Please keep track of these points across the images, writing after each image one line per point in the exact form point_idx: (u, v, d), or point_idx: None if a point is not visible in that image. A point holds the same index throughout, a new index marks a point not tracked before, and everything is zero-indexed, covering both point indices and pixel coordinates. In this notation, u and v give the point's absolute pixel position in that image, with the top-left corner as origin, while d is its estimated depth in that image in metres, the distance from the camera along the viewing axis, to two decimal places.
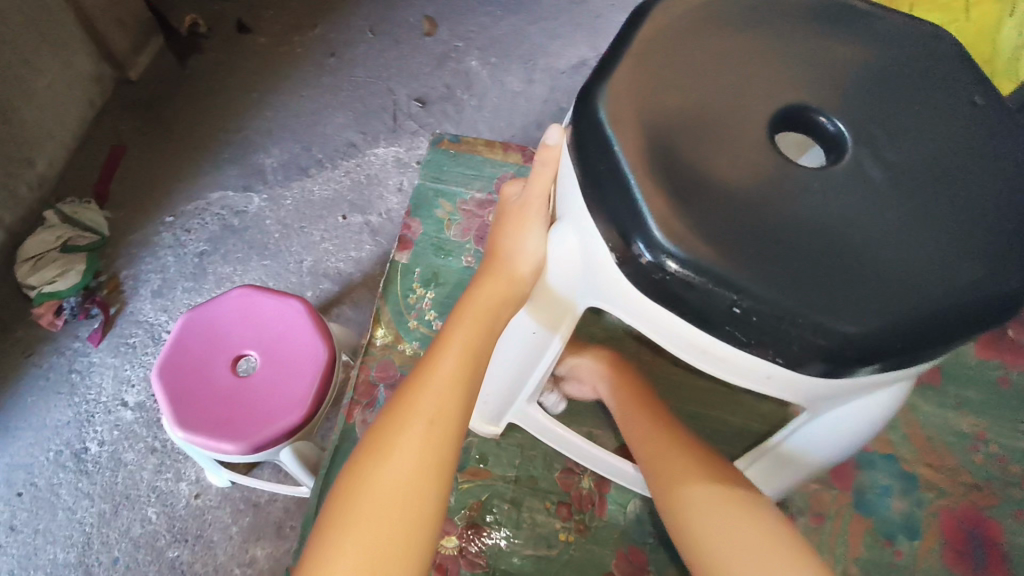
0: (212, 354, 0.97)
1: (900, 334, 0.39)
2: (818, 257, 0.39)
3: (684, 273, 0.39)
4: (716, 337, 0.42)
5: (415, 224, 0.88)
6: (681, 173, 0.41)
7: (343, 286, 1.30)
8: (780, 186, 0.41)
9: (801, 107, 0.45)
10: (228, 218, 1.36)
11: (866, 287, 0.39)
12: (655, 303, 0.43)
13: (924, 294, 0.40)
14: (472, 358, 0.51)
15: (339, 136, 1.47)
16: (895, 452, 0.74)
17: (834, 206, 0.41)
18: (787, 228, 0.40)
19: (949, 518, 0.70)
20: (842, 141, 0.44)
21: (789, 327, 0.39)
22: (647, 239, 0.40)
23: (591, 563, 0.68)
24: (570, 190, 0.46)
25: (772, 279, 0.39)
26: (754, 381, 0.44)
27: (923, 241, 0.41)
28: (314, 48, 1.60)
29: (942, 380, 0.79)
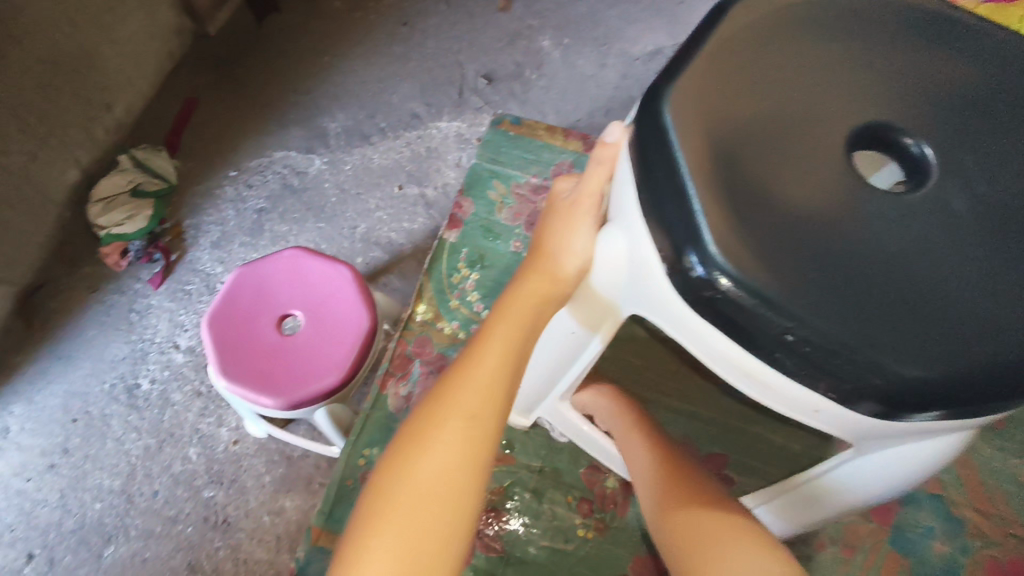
0: (260, 311, 1.00)
1: (971, 382, 0.35)
2: (885, 288, 0.36)
3: (736, 293, 0.36)
4: (763, 362, 0.38)
5: (466, 203, 0.87)
6: (745, 183, 0.38)
7: (392, 256, 1.32)
8: (853, 206, 0.38)
9: (887, 124, 0.41)
10: (289, 177, 1.39)
11: (938, 327, 0.35)
12: (700, 320, 0.39)
13: (1003, 341, 0.36)
14: (512, 355, 0.49)
15: (403, 107, 1.48)
16: (945, 492, 0.69)
17: (911, 232, 0.38)
18: (855, 253, 0.36)
19: (997, 571, 0.66)
20: (928, 163, 0.41)
21: (844, 362, 0.35)
22: (700, 251, 0.36)
23: (607, 564, 0.67)
24: (624, 192, 0.43)
25: (832, 310, 0.35)
26: (802, 412, 0.40)
27: (1011, 280, 0.37)
28: (388, 16, 1.60)
29: (1009, 424, 0.73)
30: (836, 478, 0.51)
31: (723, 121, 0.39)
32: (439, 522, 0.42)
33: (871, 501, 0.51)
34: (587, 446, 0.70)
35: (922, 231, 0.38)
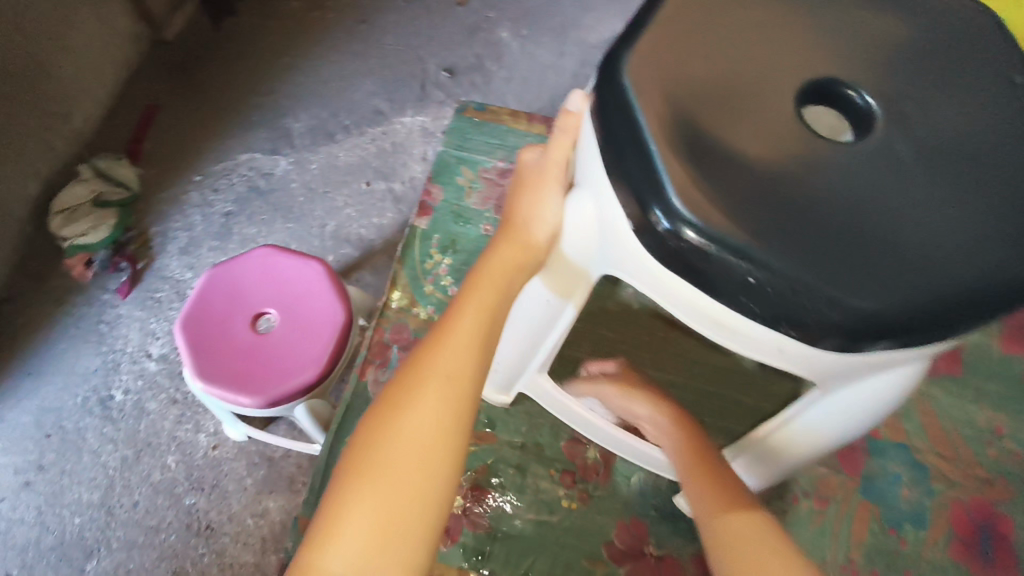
0: (233, 310, 0.99)
1: (922, 313, 0.37)
2: (838, 230, 0.38)
3: (701, 242, 0.37)
4: (730, 309, 0.40)
5: (435, 190, 0.88)
6: (702, 139, 0.39)
7: (363, 252, 1.31)
8: (804, 159, 0.40)
9: (829, 80, 0.43)
10: (255, 179, 1.38)
11: (890, 263, 0.37)
12: (670, 272, 0.41)
13: (949, 274, 0.38)
14: (489, 320, 0.51)
15: (367, 103, 1.47)
16: (908, 441, 0.73)
17: (858, 181, 0.40)
18: (809, 201, 0.38)
19: (960, 511, 0.69)
20: (871, 116, 0.43)
21: (803, 300, 0.37)
22: (665, 206, 0.38)
23: (594, 532, 0.68)
24: (590, 159, 0.45)
25: (791, 252, 0.37)
26: (770, 355, 0.43)
27: (951, 220, 0.39)
28: (346, 14, 1.60)
29: (963, 372, 0.76)
30: (804, 426, 0.53)
31: (678, 82, 0.41)
32: (424, 481, 0.43)
33: (833, 443, 0.53)
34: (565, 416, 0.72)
35: (865, 179, 0.40)
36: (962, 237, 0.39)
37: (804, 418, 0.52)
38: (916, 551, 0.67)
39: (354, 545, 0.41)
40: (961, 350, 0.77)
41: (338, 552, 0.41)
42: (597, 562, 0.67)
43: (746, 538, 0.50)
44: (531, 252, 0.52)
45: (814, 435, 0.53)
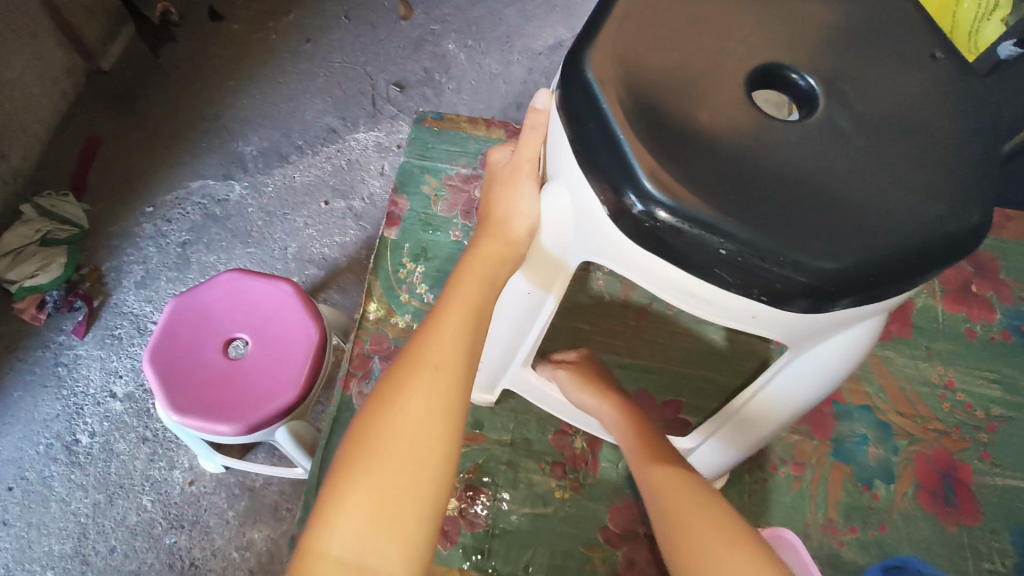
0: (204, 338, 0.98)
1: (878, 268, 0.41)
2: (794, 200, 0.41)
3: (674, 220, 0.40)
4: (704, 280, 0.43)
5: (401, 201, 0.89)
6: (664, 125, 0.42)
7: (329, 271, 1.31)
8: (759, 141, 0.43)
9: (773, 66, 0.47)
10: (210, 206, 1.36)
11: (843, 226, 0.41)
12: (645, 250, 0.44)
13: (897, 231, 0.41)
14: (476, 313, 0.52)
15: (319, 122, 1.47)
16: (871, 402, 0.77)
17: (808, 156, 0.43)
18: (767, 177, 0.42)
19: (923, 463, 0.73)
20: (813, 97, 0.47)
21: (771, 265, 0.40)
22: (637, 189, 0.41)
23: (587, 519, 0.70)
24: (561, 153, 0.47)
25: (755, 224, 0.40)
26: (742, 320, 0.46)
27: (892, 186, 0.43)
28: (289, 34, 1.59)
29: (914, 333, 0.81)
30: (776, 393, 0.56)
31: (634, 75, 0.44)
32: (420, 465, 0.44)
33: (801, 409, 0.57)
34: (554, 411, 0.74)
35: (813, 153, 0.43)
36: (903, 199, 0.43)
37: (776, 384, 0.55)
38: (888, 504, 0.71)
39: (353, 526, 0.41)
40: (909, 313, 0.83)
41: (339, 539, 0.41)
42: (593, 549, 0.68)
43: (684, 496, 0.53)
44: (513, 246, 0.54)
45: (784, 402, 0.56)
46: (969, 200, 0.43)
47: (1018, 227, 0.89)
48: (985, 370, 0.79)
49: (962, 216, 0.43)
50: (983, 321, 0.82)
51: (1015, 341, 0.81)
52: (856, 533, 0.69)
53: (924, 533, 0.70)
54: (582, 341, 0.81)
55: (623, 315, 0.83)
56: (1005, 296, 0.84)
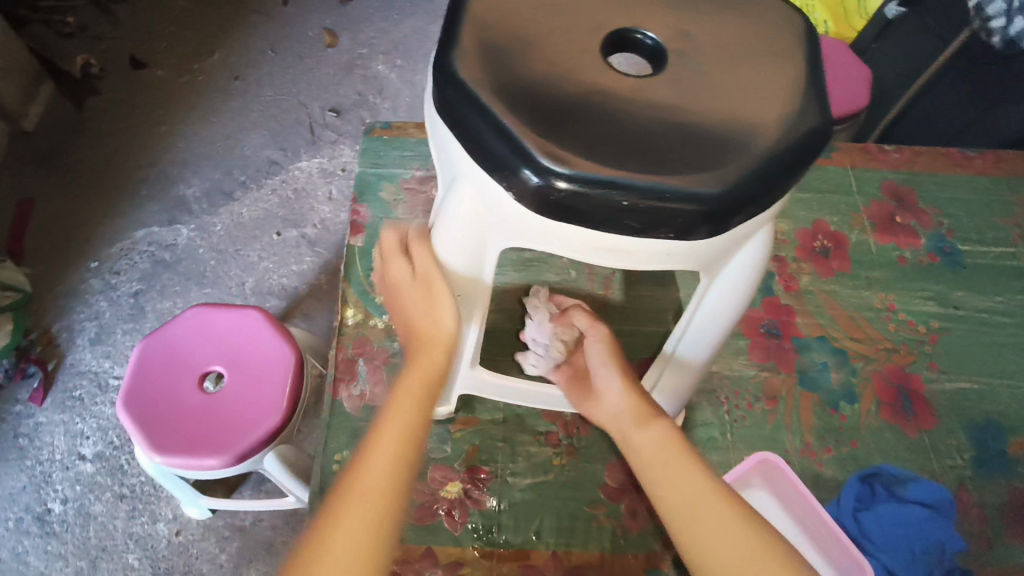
0: (177, 376, 0.96)
1: (761, 183, 0.42)
2: (666, 141, 0.42)
3: (574, 187, 0.40)
4: (615, 234, 0.42)
5: (362, 209, 0.90)
6: (536, 91, 0.43)
7: (290, 299, 1.30)
8: (636, 93, 0.44)
9: (619, 31, 0.48)
10: (159, 253, 1.34)
11: (713, 152, 0.42)
12: (551, 221, 0.43)
13: (755, 151, 0.42)
14: (411, 431, 0.48)
15: (259, 156, 1.48)
16: (825, 333, 0.83)
17: (684, 102, 0.44)
18: (637, 125, 0.42)
19: (880, 380, 0.80)
20: (660, 50, 0.48)
21: (670, 204, 0.40)
22: (532, 164, 0.40)
23: (586, 481, 0.73)
24: (445, 146, 0.46)
25: (643, 170, 0.40)
26: (659, 262, 0.45)
27: (758, 107, 0.45)
28: (217, 74, 1.59)
29: (852, 266, 0.89)
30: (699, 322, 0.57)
31: (472, 49, 0.44)
32: None
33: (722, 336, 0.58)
34: (529, 402, 0.73)
35: (676, 99, 0.45)
36: (749, 123, 0.44)
37: (699, 313, 0.56)
38: (855, 421, 0.77)
39: None
40: (846, 248, 0.90)
41: None
42: (597, 506, 0.72)
43: (664, 458, 0.54)
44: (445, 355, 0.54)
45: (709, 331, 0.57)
46: (814, 106, 0.46)
47: (926, 162, 0.98)
48: (919, 291, 0.87)
49: (808, 123, 0.45)
50: (910, 247, 0.90)
51: (940, 262, 0.89)
52: (831, 452, 0.75)
53: (890, 441, 0.76)
54: None
55: (596, 286, 0.85)
56: (925, 223, 0.93)
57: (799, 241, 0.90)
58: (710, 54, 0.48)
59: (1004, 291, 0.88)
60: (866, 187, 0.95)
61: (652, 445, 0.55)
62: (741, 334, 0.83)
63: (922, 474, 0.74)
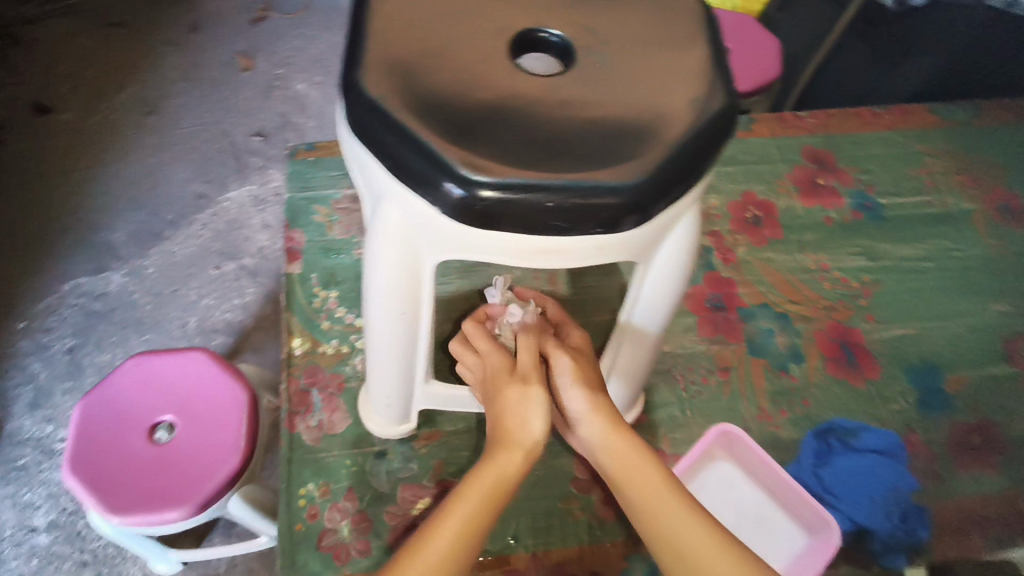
0: (124, 431, 0.91)
1: (679, 168, 0.43)
2: (582, 138, 0.43)
3: (497, 194, 0.40)
4: (545, 236, 0.42)
5: (296, 234, 0.88)
6: (447, 103, 0.43)
7: (237, 334, 1.26)
8: (548, 93, 0.44)
9: (524, 32, 0.48)
10: (91, 304, 1.28)
11: (630, 143, 0.43)
12: (479, 230, 0.42)
13: (669, 138, 0.43)
14: (475, 529, 0.49)
15: (185, 190, 1.42)
16: (767, 299, 0.86)
17: (595, 98, 0.45)
18: (553, 126, 0.43)
19: (822, 337, 0.83)
20: (567, 46, 0.48)
21: (593, 200, 0.41)
22: (453, 176, 0.40)
23: (556, 477, 0.74)
24: (365, 168, 0.45)
25: (563, 170, 0.41)
26: (590, 257, 0.45)
27: (668, 94, 0.46)
28: (130, 110, 1.53)
29: (783, 232, 0.92)
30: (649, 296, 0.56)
31: (378, 67, 0.44)
32: None
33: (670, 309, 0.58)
34: None
35: (587, 96, 0.45)
36: (659, 111, 0.45)
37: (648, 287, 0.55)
38: (804, 380, 0.80)
39: None
40: (775, 215, 0.93)
41: None
42: (570, 501, 0.72)
43: (624, 466, 0.54)
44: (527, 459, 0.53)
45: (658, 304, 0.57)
46: (720, 87, 0.47)
47: (839, 123, 1.02)
48: (847, 247, 0.91)
49: (716, 104, 0.46)
50: (834, 207, 0.94)
51: (863, 217, 0.94)
52: (786, 413, 0.78)
53: (839, 395, 0.79)
54: None
55: (543, 283, 0.85)
56: (846, 182, 0.97)
57: (731, 213, 0.93)
58: (616, 47, 0.49)
59: (925, 237, 0.93)
60: (788, 153, 0.99)
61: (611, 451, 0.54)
62: (688, 311, 0.85)
63: (872, 422, 0.78)
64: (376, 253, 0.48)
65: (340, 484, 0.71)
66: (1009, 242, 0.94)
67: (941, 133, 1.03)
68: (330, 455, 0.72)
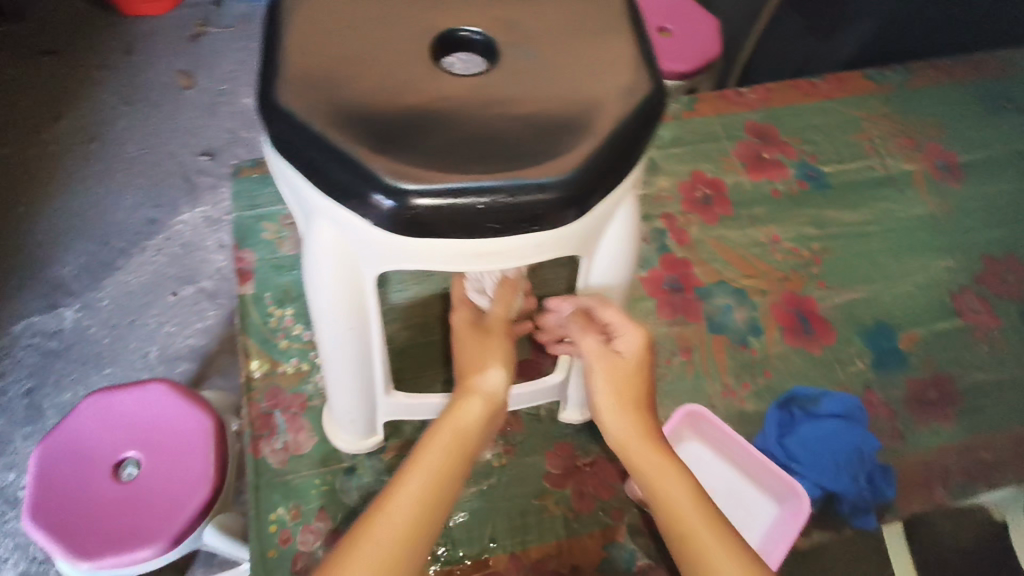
0: (86, 472, 0.87)
1: (611, 159, 0.43)
2: (510, 137, 0.42)
3: (427, 201, 0.39)
4: (482, 239, 0.42)
5: (246, 254, 0.86)
6: (370, 113, 0.42)
7: (201, 359, 1.23)
8: (473, 94, 0.44)
9: (445, 33, 0.47)
10: (44, 343, 1.24)
11: (558, 138, 0.43)
12: (415, 239, 0.42)
13: (598, 129, 0.43)
14: (449, 470, 0.53)
15: (134, 217, 1.38)
16: (723, 276, 0.87)
17: (523, 94, 0.45)
18: (480, 128, 0.42)
19: (779, 308, 0.85)
20: (490, 43, 0.48)
21: (525, 199, 0.40)
22: (381, 187, 0.39)
23: (530, 473, 0.74)
24: (295, 185, 0.44)
25: (493, 171, 0.40)
26: (532, 256, 0.44)
27: (595, 85, 0.46)
28: (69, 139, 1.47)
29: (734, 209, 0.93)
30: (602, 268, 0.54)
31: (297, 82, 0.43)
32: None
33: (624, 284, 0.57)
34: None
35: (515, 93, 0.45)
36: (587, 103, 0.45)
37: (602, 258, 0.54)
38: (765, 353, 0.81)
39: None
40: (725, 192, 0.94)
41: None
42: (545, 496, 0.72)
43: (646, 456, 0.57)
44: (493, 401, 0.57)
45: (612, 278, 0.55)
46: (646, 73, 0.47)
47: (780, 97, 1.04)
48: (797, 218, 0.93)
49: (643, 90, 0.46)
50: (781, 179, 0.96)
51: (810, 187, 0.95)
52: (750, 387, 0.79)
53: (799, 364, 0.81)
54: None
55: None
56: (790, 154, 0.98)
57: (682, 194, 0.93)
58: (540, 41, 0.48)
59: (869, 201, 0.95)
60: (732, 130, 1.00)
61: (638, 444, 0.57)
62: (647, 296, 0.85)
63: (832, 387, 0.79)
64: (316, 270, 0.47)
65: (311, 505, 0.70)
66: (949, 199, 0.97)
67: (878, 98, 1.05)
68: (297, 476, 0.71)
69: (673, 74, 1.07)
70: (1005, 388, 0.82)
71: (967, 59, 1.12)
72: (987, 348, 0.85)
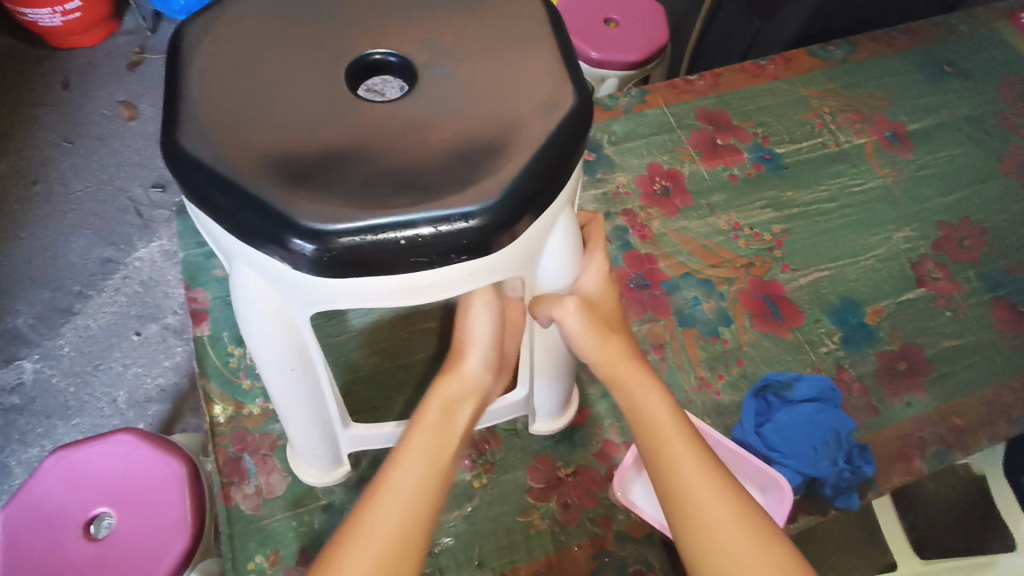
0: (57, 534, 0.83)
1: (542, 175, 0.41)
2: (434, 163, 0.41)
3: (348, 240, 0.37)
4: (410, 272, 0.40)
5: (199, 293, 0.83)
6: (286, 153, 0.40)
7: (173, 400, 1.20)
8: (399, 121, 0.42)
9: (360, 59, 0.46)
10: (5, 399, 1.19)
11: (485, 158, 0.41)
12: (342, 280, 0.40)
13: (526, 145, 0.42)
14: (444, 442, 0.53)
15: (87, 259, 1.33)
16: (688, 268, 0.86)
17: (452, 116, 0.43)
18: (406, 156, 0.41)
19: (745, 295, 0.84)
20: (410, 64, 0.46)
21: (450, 229, 0.39)
22: (299, 231, 0.37)
23: (512, 490, 0.73)
24: (216, 233, 0.42)
25: (415, 202, 0.38)
26: (466, 286, 0.43)
27: (522, 98, 0.44)
28: (11, 184, 1.41)
29: (693, 198, 0.92)
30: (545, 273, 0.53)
31: (210, 128, 0.41)
32: None
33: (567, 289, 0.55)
34: None
35: (443, 115, 0.43)
36: (516, 118, 0.43)
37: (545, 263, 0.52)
38: (736, 342, 0.81)
39: None
40: (682, 182, 0.93)
41: None
42: (529, 512, 0.71)
43: (641, 404, 0.55)
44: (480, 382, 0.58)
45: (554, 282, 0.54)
46: (571, 82, 0.45)
47: (728, 81, 1.03)
48: (756, 202, 0.92)
49: (571, 100, 0.44)
50: (738, 164, 0.95)
51: (766, 169, 0.95)
52: (724, 377, 0.78)
53: (771, 350, 0.81)
54: (436, 336, 0.80)
55: None
56: (743, 137, 0.98)
57: (640, 189, 0.92)
58: (464, 58, 0.46)
59: (825, 179, 0.95)
60: (684, 119, 0.99)
61: (635, 390, 0.56)
62: None
63: (805, 370, 0.79)
64: (248, 319, 0.45)
65: (290, 549, 0.68)
66: (901, 168, 0.97)
67: (824, 74, 1.06)
68: (273, 520, 0.69)
69: (624, 65, 1.06)
70: (972, 352, 0.83)
71: (907, 27, 1.13)
72: (950, 313, 0.86)
